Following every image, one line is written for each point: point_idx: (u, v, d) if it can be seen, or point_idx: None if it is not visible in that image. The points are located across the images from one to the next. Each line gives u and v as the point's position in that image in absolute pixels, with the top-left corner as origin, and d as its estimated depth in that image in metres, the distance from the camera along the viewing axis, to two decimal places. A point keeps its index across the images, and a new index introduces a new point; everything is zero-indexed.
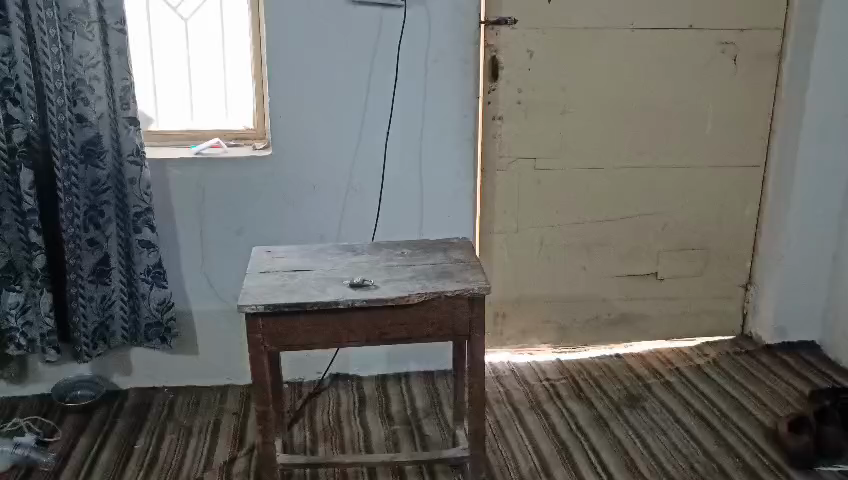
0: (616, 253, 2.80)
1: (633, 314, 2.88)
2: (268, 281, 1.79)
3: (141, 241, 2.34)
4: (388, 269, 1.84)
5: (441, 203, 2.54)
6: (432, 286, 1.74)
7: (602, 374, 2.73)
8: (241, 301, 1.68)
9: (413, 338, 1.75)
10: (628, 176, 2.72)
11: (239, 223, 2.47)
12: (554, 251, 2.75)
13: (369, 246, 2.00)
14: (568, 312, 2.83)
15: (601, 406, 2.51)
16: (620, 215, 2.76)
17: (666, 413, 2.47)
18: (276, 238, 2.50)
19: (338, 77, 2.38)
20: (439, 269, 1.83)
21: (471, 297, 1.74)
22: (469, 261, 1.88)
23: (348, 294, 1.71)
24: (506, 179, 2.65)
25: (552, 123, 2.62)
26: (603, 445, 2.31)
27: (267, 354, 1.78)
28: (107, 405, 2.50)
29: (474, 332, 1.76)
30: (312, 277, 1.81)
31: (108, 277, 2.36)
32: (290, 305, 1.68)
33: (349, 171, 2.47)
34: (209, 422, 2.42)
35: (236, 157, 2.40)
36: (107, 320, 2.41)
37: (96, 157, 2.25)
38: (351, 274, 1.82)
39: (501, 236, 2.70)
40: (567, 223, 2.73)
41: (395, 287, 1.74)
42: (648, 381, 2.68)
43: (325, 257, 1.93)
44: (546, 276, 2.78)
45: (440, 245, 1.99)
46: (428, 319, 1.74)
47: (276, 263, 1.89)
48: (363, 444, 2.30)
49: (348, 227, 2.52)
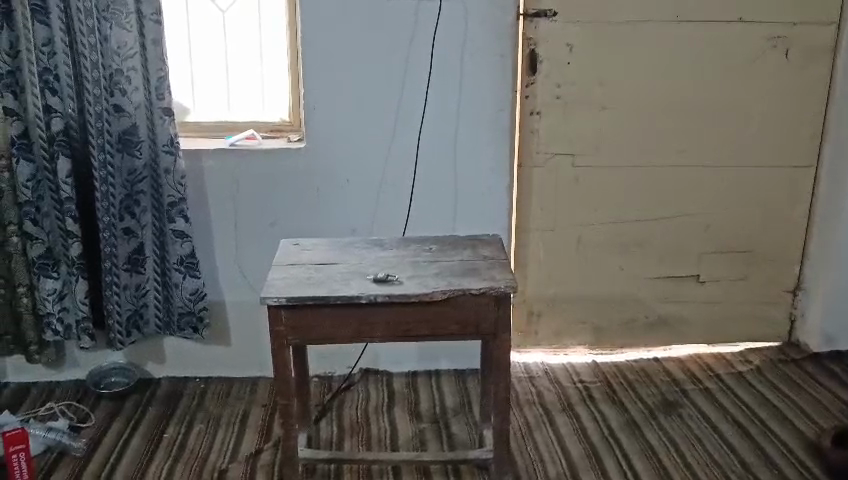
0: (657, 255, 2.72)
1: (673, 318, 2.80)
2: (292, 274, 1.78)
3: (175, 231, 2.35)
4: (414, 265, 1.81)
5: (475, 200, 2.51)
6: (457, 284, 1.70)
7: (638, 379, 2.66)
8: (264, 293, 1.67)
9: (436, 335, 1.72)
10: (670, 175, 2.63)
11: (273, 216, 2.47)
12: (591, 251, 2.69)
13: (397, 241, 1.97)
14: (604, 314, 2.76)
15: (634, 410, 2.44)
16: (661, 215, 2.68)
17: (703, 420, 2.39)
18: (309, 232, 2.49)
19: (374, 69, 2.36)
20: (466, 267, 1.80)
21: (497, 296, 1.70)
22: (498, 258, 1.84)
23: (371, 290, 1.69)
24: (543, 176, 2.59)
25: (592, 119, 2.55)
26: (635, 452, 2.24)
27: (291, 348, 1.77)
28: (139, 392, 2.53)
29: (500, 332, 1.72)
30: (337, 271, 1.79)
31: (143, 265, 2.39)
32: (313, 299, 1.66)
33: (383, 165, 2.45)
34: (237, 413, 2.42)
35: (270, 150, 2.40)
36: (141, 309, 2.45)
37: (133, 147, 2.27)
38: (377, 269, 1.80)
39: (536, 234, 2.65)
40: (606, 222, 2.67)
41: (419, 284, 1.71)
42: (685, 387, 2.60)
43: (352, 251, 1.91)
44: (583, 277, 2.72)
45: (471, 242, 1.95)
46: (452, 318, 1.71)
47: (303, 256, 1.88)
48: (389, 442, 2.27)
49: (381, 222, 2.50)
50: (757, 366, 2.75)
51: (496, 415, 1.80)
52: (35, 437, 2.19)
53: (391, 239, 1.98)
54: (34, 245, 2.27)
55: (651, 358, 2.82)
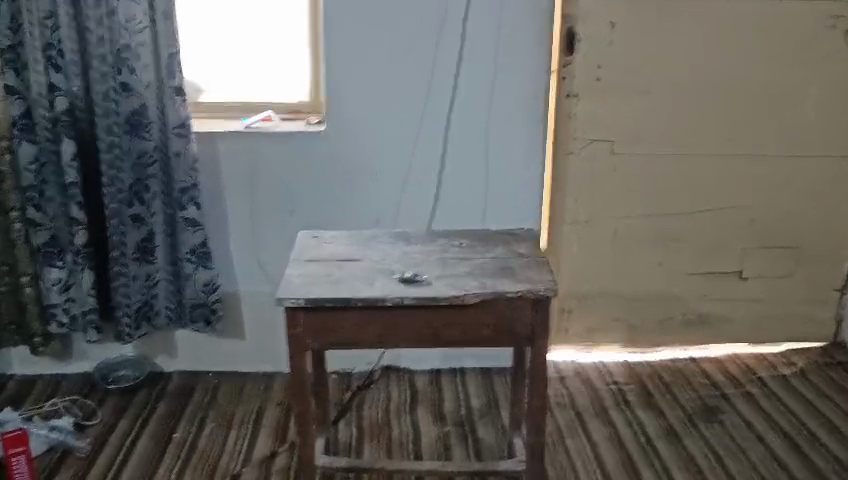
0: (698, 249, 2.55)
1: (712, 316, 2.64)
2: (310, 271, 1.64)
3: (186, 219, 2.21)
4: (444, 263, 1.66)
5: (507, 189, 2.34)
6: (490, 285, 1.55)
7: (675, 381, 2.50)
8: (281, 294, 1.53)
9: (467, 341, 1.57)
10: (714, 164, 2.46)
11: (293, 205, 2.32)
12: (628, 244, 2.53)
13: (424, 235, 1.82)
14: (639, 311, 2.61)
15: (673, 417, 2.29)
16: (704, 208, 2.50)
17: (747, 429, 2.24)
18: (330, 222, 2.34)
19: (401, 49, 2.20)
20: (501, 266, 1.64)
21: (535, 299, 1.54)
22: (535, 257, 1.68)
23: (396, 291, 1.54)
24: (579, 163, 2.43)
25: (633, 103, 2.38)
26: (676, 466, 2.09)
27: (310, 352, 1.63)
28: (149, 386, 2.40)
29: (537, 339, 1.57)
30: (360, 269, 1.64)
31: (153, 254, 2.25)
32: (333, 300, 1.52)
33: (408, 151, 2.29)
34: (251, 411, 2.30)
35: (289, 133, 2.25)
36: (152, 300, 2.31)
37: (143, 128, 2.12)
38: (402, 267, 1.65)
39: (570, 225, 2.49)
40: (644, 214, 2.50)
41: (449, 285, 1.56)
42: (726, 390, 2.44)
43: (376, 245, 1.76)
44: (618, 271, 2.56)
45: (504, 237, 1.79)
46: (484, 322, 1.55)
47: (322, 251, 1.74)
48: (412, 447, 2.14)
49: (406, 212, 2.35)
50: (802, 369, 2.58)
51: (530, 427, 1.66)
52: (37, 436, 2.08)
53: (418, 233, 1.83)
54: (38, 232, 2.14)
55: (688, 358, 2.65)
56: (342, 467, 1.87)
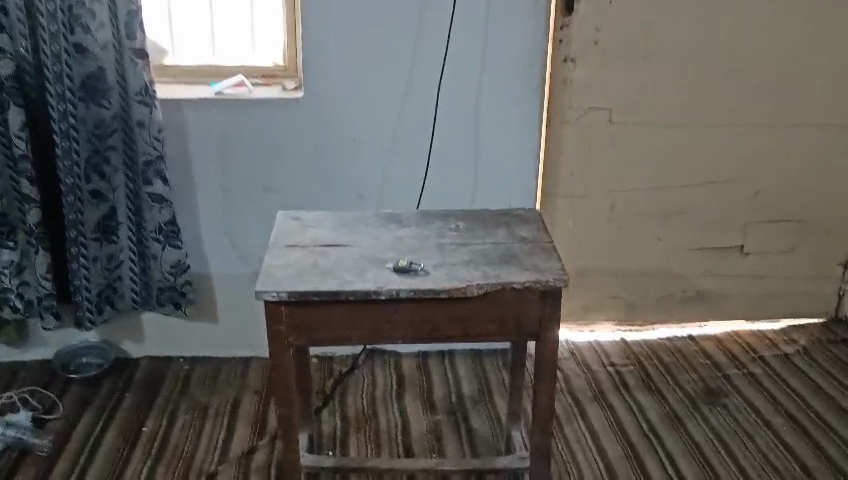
0: (698, 223, 2.42)
1: (711, 292, 2.53)
2: (293, 258, 1.47)
3: (151, 195, 2.02)
4: (441, 250, 1.50)
5: (500, 161, 2.17)
6: (495, 276, 1.40)
7: (675, 362, 2.38)
8: (260, 287, 1.36)
9: (469, 336, 1.42)
10: (719, 134, 2.31)
11: (270, 178, 2.13)
12: (626, 219, 2.39)
13: (417, 217, 1.66)
14: (636, 288, 2.49)
15: (676, 401, 2.18)
16: (705, 180, 2.37)
17: (752, 412, 2.13)
18: (310, 198, 2.16)
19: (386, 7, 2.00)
20: (504, 253, 1.49)
21: (544, 291, 1.39)
22: (541, 243, 1.53)
23: (390, 282, 1.38)
24: (576, 133, 2.27)
25: (635, 68, 2.21)
26: (680, 453, 1.98)
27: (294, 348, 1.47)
28: (115, 375, 2.23)
29: (546, 333, 1.42)
30: (348, 256, 1.48)
31: (115, 234, 2.07)
32: (319, 292, 1.36)
33: (394, 120, 2.10)
34: (227, 402, 2.14)
35: (263, 100, 2.05)
36: (115, 282, 2.13)
37: (101, 95, 1.92)
38: (395, 255, 1.49)
39: (565, 199, 2.34)
40: (643, 187, 2.36)
41: (449, 275, 1.41)
42: (728, 371, 2.33)
43: (365, 229, 1.60)
44: (614, 246, 2.42)
45: (505, 220, 1.64)
46: (488, 316, 1.40)
47: (306, 235, 1.57)
48: (401, 438, 2.00)
49: (391, 187, 2.17)
50: (804, 347, 2.48)
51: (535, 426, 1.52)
52: None
53: (410, 215, 1.67)
54: None
55: (686, 337, 2.54)
56: (329, 468, 1.72)
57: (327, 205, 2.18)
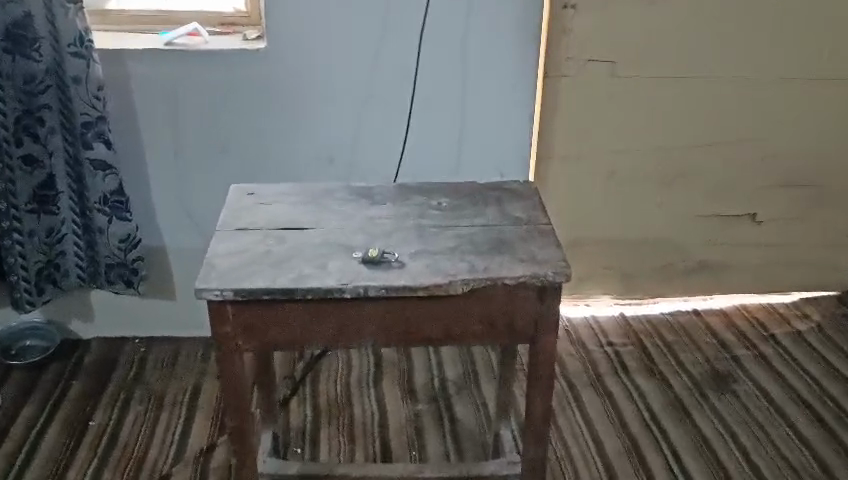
0: (708, 189, 2.20)
1: (717, 264, 2.30)
2: (243, 245, 1.24)
3: (94, 161, 1.77)
4: (419, 235, 1.27)
5: (488, 121, 1.93)
6: (483, 269, 1.18)
7: (678, 342, 2.18)
8: (201, 284, 1.14)
9: (452, 339, 1.20)
10: (734, 90, 2.07)
11: (228, 140, 1.89)
12: (629, 185, 2.16)
13: (393, 193, 1.42)
14: (635, 258, 2.26)
15: (680, 388, 1.97)
16: (717, 141, 2.14)
17: (763, 400, 1.95)
18: (275, 162, 1.92)
19: None
20: (494, 239, 1.26)
21: (540, 287, 1.18)
22: (537, 226, 1.31)
23: (357, 278, 1.16)
24: (574, 89, 2.02)
25: (642, 16, 1.96)
26: (685, 447, 1.79)
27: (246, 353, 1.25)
28: (62, 360, 2.01)
29: (542, 332, 1.21)
30: (309, 242, 1.25)
31: (54, 204, 1.82)
32: (272, 290, 1.13)
33: (369, 74, 1.85)
34: (185, 389, 1.92)
35: (220, 51, 1.80)
36: (58, 258, 1.90)
37: (28, 45, 1.65)
38: (365, 240, 1.26)
39: (561, 162, 2.11)
40: (648, 149, 2.12)
41: (428, 267, 1.18)
42: (736, 352, 2.12)
43: (331, 207, 1.36)
44: (616, 214, 2.20)
45: (495, 197, 1.40)
46: (474, 316, 1.19)
47: (262, 215, 1.33)
48: (377, 432, 1.79)
49: (367, 150, 1.93)
50: (818, 324, 2.28)
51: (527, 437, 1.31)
52: None
53: (385, 190, 1.43)
54: None
55: (690, 311, 2.34)
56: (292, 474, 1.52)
57: (294, 171, 1.94)
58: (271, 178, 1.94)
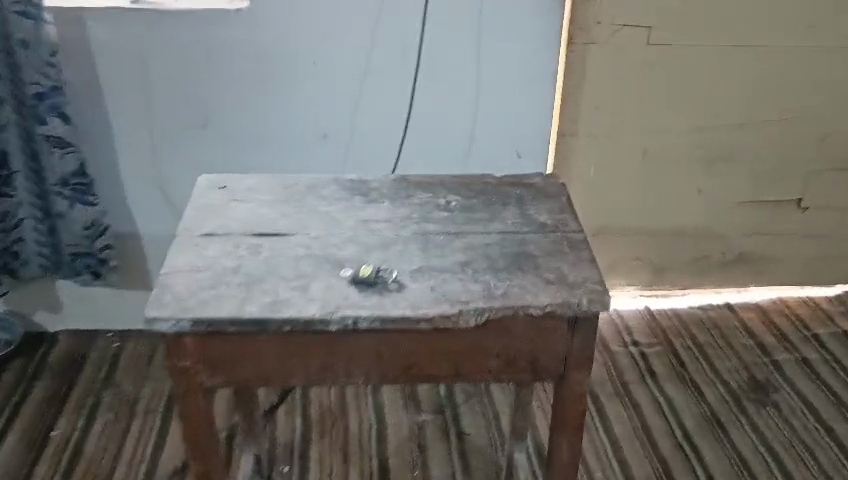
0: (750, 172, 1.95)
1: (757, 255, 2.08)
2: (208, 257, 1.01)
3: (49, 137, 1.53)
4: (423, 246, 1.04)
5: (506, 94, 1.68)
6: (502, 293, 0.95)
7: (711, 344, 1.97)
8: (153, 311, 0.91)
9: (462, 377, 0.99)
10: (784, 59, 1.82)
11: (208, 114, 1.65)
12: (661, 165, 1.92)
13: (393, 189, 1.19)
14: (668, 249, 2.04)
15: (714, 399, 1.78)
16: (763, 118, 1.89)
17: (807, 415, 1.75)
18: (261, 139, 1.69)
19: None
20: (514, 253, 1.03)
21: (573, 317, 0.95)
22: (565, 235, 1.07)
23: (346, 304, 0.93)
24: (604, 59, 1.77)
25: None
26: (721, 470, 1.60)
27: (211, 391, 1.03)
28: (26, 356, 1.81)
29: (570, 371, 0.99)
30: (288, 254, 1.02)
31: (7, 187, 1.59)
32: (240, 320, 0.91)
33: (370, 39, 1.60)
34: (162, 392, 1.72)
35: (197, 12, 1.55)
36: (15, 246, 1.67)
37: None
38: (356, 252, 1.03)
39: (586, 141, 1.86)
40: (684, 127, 1.88)
41: (434, 290, 0.95)
42: (777, 357, 1.93)
43: (317, 207, 1.13)
44: (645, 199, 1.96)
45: (514, 197, 1.17)
46: (490, 350, 0.97)
47: (233, 218, 1.10)
48: (374, 449, 1.59)
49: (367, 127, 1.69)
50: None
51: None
52: None
53: (383, 185, 1.20)
54: None
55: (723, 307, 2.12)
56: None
57: (284, 148, 1.70)
58: (257, 156, 1.70)
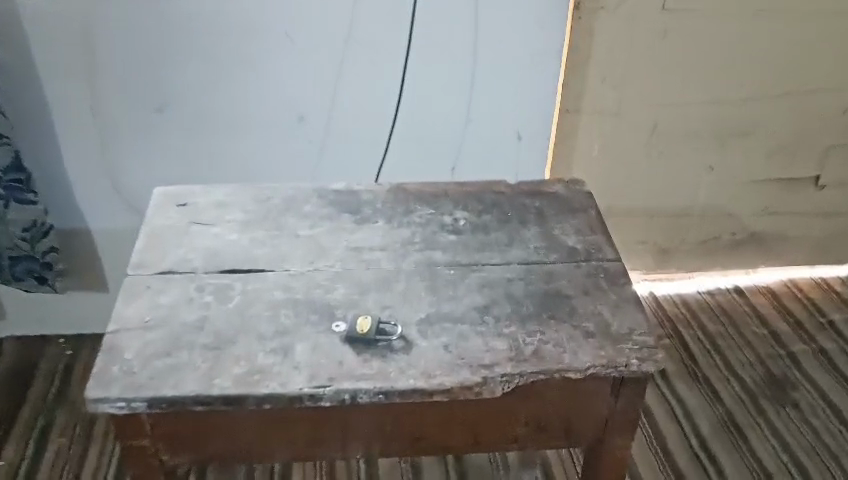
0: (771, 150, 1.60)
1: (772, 236, 1.74)
2: (166, 309, 0.81)
3: None
4: (431, 286, 0.85)
5: (511, 71, 1.33)
6: (532, 352, 0.78)
7: (722, 335, 1.78)
8: (98, 390, 0.72)
9: (481, 446, 0.81)
10: (828, 22, 1.44)
11: (166, 95, 1.31)
12: (670, 146, 1.56)
13: (388, 203, 0.99)
14: (673, 234, 1.70)
15: (731, 401, 1.61)
16: (795, 90, 1.52)
17: (831, 418, 1.59)
18: (223, 125, 1.35)
19: None
20: (542, 293, 0.85)
21: (616, 377, 0.78)
22: (599, 266, 0.89)
23: (341, 374, 0.75)
24: (607, 24, 1.39)
25: None
26: None
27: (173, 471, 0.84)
28: None
29: (610, 435, 0.82)
30: (266, 302, 0.83)
31: None
32: (208, 400, 0.72)
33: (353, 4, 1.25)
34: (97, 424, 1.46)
35: None
36: None
37: None
38: (350, 295, 0.84)
39: (587, 121, 1.49)
40: (703, 103, 1.51)
41: (448, 351, 0.77)
42: (793, 349, 1.76)
43: (297, 231, 0.93)
44: (653, 186, 1.61)
45: (534, 211, 0.98)
46: (517, 414, 0.80)
47: (196, 248, 0.90)
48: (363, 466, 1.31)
49: (355, 111, 1.34)
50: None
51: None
52: None
53: (376, 198, 1.00)
54: None
55: (733, 290, 1.93)
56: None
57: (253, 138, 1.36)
58: (221, 147, 1.37)
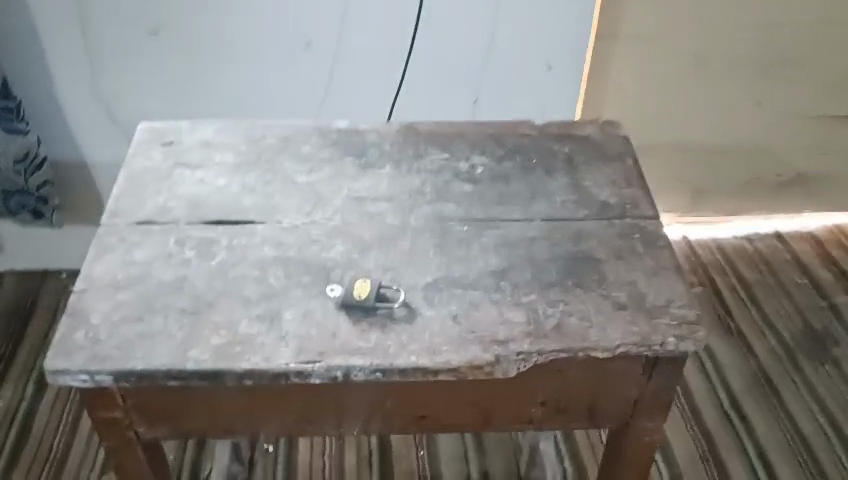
0: (825, 82, 1.41)
1: (819, 177, 1.56)
2: (142, 267, 0.72)
3: None
4: (441, 245, 0.75)
5: None
6: (553, 326, 0.68)
7: (760, 283, 1.56)
8: (59, 360, 0.64)
9: (492, 426, 0.73)
10: None
11: (157, 15, 1.18)
12: (712, 78, 1.38)
13: (397, 146, 0.88)
14: (712, 176, 1.52)
15: (765, 358, 1.41)
16: None
17: None
18: (226, 50, 1.22)
19: None
20: (566, 256, 0.74)
21: (648, 356, 0.68)
22: (633, 224, 0.78)
23: (334, 348, 0.66)
24: None
25: None
26: (776, 452, 1.25)
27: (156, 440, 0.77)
28: None
29: (639, 418, 0.73)
30: (253, 260, 0.73)
31: None
32: (182, 375, 0.64)
33: None
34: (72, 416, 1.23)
35: None
36: None
37: None
38: (348, 254, 0.74)
39: (622, 50, 1.32)
40: (752, 29, 1.33)
41: (457, 323, 0.68)
42: (836, 299, 1.54)
43: (293, 177, 0.83)
44: (691, 124, 1.44)
45: (561, 158, 0.86)
46: (534, 393, 0.70)
47: (179, 196, 0.80)
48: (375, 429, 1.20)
49: (363, 28, 1.20)
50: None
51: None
52: None
53: (384, 139, 0.88)
54: None
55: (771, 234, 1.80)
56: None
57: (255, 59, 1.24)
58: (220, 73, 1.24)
